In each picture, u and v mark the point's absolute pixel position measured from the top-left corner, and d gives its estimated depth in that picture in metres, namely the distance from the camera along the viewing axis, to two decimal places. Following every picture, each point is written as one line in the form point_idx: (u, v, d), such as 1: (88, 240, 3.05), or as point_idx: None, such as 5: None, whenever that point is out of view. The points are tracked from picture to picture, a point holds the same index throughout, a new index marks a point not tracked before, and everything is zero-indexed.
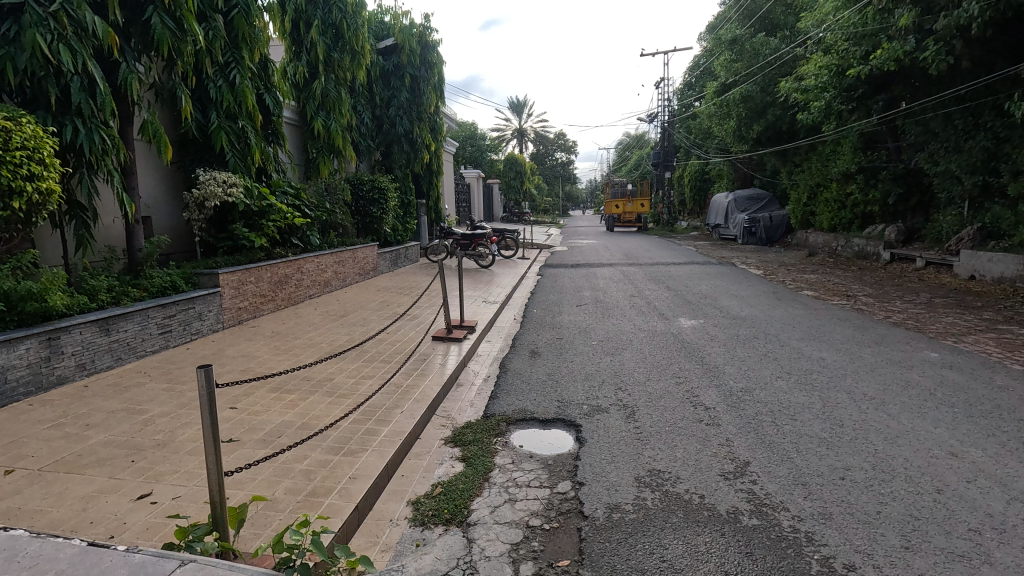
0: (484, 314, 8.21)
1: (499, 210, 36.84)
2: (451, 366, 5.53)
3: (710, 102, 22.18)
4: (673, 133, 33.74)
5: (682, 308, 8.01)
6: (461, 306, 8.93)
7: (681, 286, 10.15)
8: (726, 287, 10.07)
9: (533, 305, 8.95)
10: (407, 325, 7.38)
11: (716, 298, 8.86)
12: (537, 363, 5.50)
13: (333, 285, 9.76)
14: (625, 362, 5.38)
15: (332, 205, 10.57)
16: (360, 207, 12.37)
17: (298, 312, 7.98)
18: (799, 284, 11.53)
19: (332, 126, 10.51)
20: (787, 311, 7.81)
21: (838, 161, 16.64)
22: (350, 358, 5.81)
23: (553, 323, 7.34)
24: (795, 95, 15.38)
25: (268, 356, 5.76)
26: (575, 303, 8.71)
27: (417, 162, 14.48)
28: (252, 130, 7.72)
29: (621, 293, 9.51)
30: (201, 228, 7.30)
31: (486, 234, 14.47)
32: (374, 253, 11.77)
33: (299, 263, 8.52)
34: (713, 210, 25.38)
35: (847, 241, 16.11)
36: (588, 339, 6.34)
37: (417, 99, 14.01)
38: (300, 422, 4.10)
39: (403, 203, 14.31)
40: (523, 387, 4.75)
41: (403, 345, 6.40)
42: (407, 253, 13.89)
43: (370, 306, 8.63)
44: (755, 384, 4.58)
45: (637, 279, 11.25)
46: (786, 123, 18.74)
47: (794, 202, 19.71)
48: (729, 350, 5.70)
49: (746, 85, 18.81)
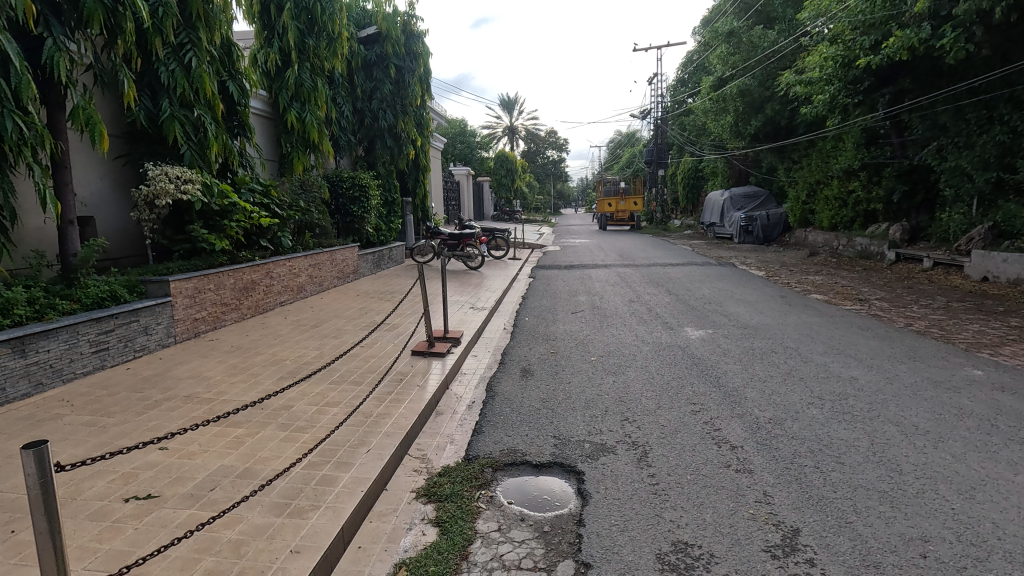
0: (471, 323, 7.49)
1: (490, 208, 36.10)
2: (430, 389, 4.81)
3: (706, 97, 21.58)
4: (667, 130, 33.17)
5: (687, 315, 7.34)
6: (445, 314, 8.21)
7: (683, 290, 9.49)
8: (731, 291, 9.40)
9: (525, 312, 8.25)
10: (385, 336, 6.66)
11: (722, 303, 8.19)
12: (529, 385, 4.80)
13: (308, 290, 9.00)
14: (629, 384, 4.69)
15: (307, 204, 9.81)
16: (340, 206, 11.61)
17: (265, 322, 7.22)
18: (805, 286, 10.93)
19: (307, 119, 9.74)
20: (801, 318, 7.16)
21: (839, 157, 16.09)
22: (316, 378, 5.08)
23: (546, 334, 6.64)
24: (797, 88, 14.77)
25: (220, 377, 5.02)
26: (570, 310, 8.02)
27: (401, 158, 13.74)
28: (212, 120, 6.96)
29: (619, 298, 8.82)
30: (152, 229, 6.53)
31: (475, 234, 13.65)
32: (354, 255, 11.03)
33: (268, 268, 7.76)
34: (709, 208, 24.81)
35: (849, 240, 15.55)
36: (585, 353, 5.65)
37: (402, 93, 13.25)
38: (242, 469, 3.37)
39: (386, 201, 13.56)
40: (513, 418, 4.05)
41: (377, 362, 5.67)
42: (391, 255, 13.16)
43: (346, 315, 7.88)
44: (784, 414, 3.92)
45: (635, 281, 10.59)
46: (785, 118, 18.17)
47: (792, 200, 19.15)
48: (746, 368, 5.04)
49: (744, 78, 18.22)
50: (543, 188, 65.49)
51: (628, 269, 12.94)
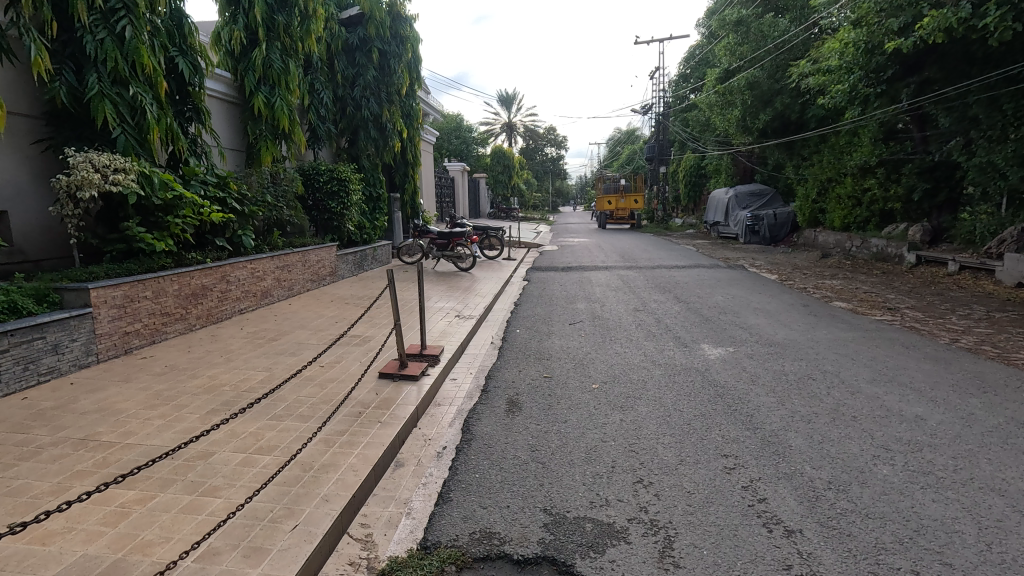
0: (453, 336, 6.55)
1: (486, 206, 35.10)
2: (391, 427, 3.88)
3: (710, 90, 20.66)
4: (669, 126, 32.21)
5: (702, 329, 6.42)
6: (426, 324, 7.26)
7: (692, 296, 8.57)
8: (745, 298, 8.47)
9: (516, 322, 7.32)
10: (352, 352, 5.73)
11: (740, 314, 7.26)
12: (514, 423, 3.86)
13: (273, 295, 8.06)
14: (640, 424, 3.75)
15: (275, 199, 8.86)
16: (317, 201, 10.67)
17: (217, 334, 6.27)
18: (824, 292, 10.02)
19: (276, 104, 8.77)
20: (833, 332, 6.23)
21: (853, 153, 15.18)
22: (254, 411, 4.15)
23: (538, 352, 5.71)
24: (812, 78, 13.86)
25: (135, 410, 4.08)
26: (567, 320, 7.08)
27: (387, 151, 12.82)
28: (152, 99, 6.00)
29: (621, 306, 7.90)
30: (77, 226, 5.56)
31: (466, 233, 12.67)
32: (332, 255, 10.10)
33: (223, 271, 6.83)
34: (712, 207, 23.93)
35: (864, 241, 14.66)
36: (585, 378, 4.70)
37: (386, 80, 12.31)
38: (109, 563, 2.43)
39: (370, 197, 12.62)
40: (491, 477, 3.11)
41: (335, 387, 4.73)
42: (374, 255, 12.25)
43: (313, 324, 6.95)
44: (847, 476, 2.98)
45: (639, 286, 9.67)
46: (796, 112, 17.24)
47: (801, 198, 18.26)
48: (781, 401, 4.10)
49: (753, 70, 17.29)
50: (542, 185, 64.49)
51: (630, 271, 12.03)
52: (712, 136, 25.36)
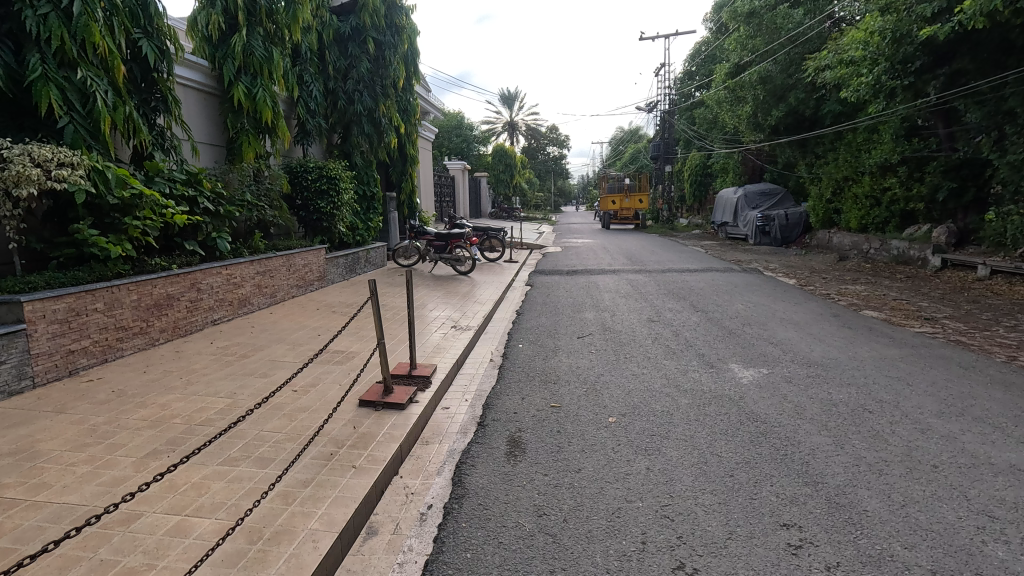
0: (448, 351, 5.85)
1: (488, 205, 34.40)
2: (366, 476, 3.18)
3: (720, 86, 19.93)
4: (674, 124, 31.42)
5: (729, 345, 5.71)
6: (419, 336, 6.56)
7: (710, 305, 7.87)
8: (769, 306, 7.76)
9: (518, 334, 6.61)
10: (331, 373, 5.04)
11: (768, 327, 6.54)
12: (516, 473, 3.17)
13: (252, 304, 7.38)
14: (672, 477, 3.04)
15: (257, 198, 8.18)
16: (305, 201, 9.98)
17: (182, 350, 5.59)
18: (849, 298, 9.31)
19: (258, 95, 8.05)
20: (876, 349, 5.51)
21: (872, 150, 14.47)
22: (203, 453, 3.45)
23: (544, 373, 5.00)
24: (831, 72, 13.16)
25: (59, 452, 3.39)
26: (575, 333, 6.38)
27: (381, 148, 12.13)
28: (107, 86, 5.31)
29: (634, 317, 7.19)
30: (19, 230, 4.89)
31: (465, 234, 11.96)
32: (321, 259, 9.43)
33: (193, 278, 6.16)
34: (720, 207, 23.24)
35: (883, 243, 13.94)
36: (601, 410, 4.00)
37: (381, 73, 11.60)
38: None
39: (364, 196, 11.93)
40: (487, 560, 2.42)
41: (306, 419, 4.03)
42: (368, 257, 11.59)
43: (293, 338, 6.25)
44: (955, 562, 2.27)
45: (650, 292, 8.98)
46: (811, 108, 16.52)
47: (815, 198, 17.54)
48: (839, 443, 3.39)
49: (766, 64, 16.59)
50: (544, 185, 63.77)
51: (639, 275, 11.33)
52: (720, 135, 24.66)
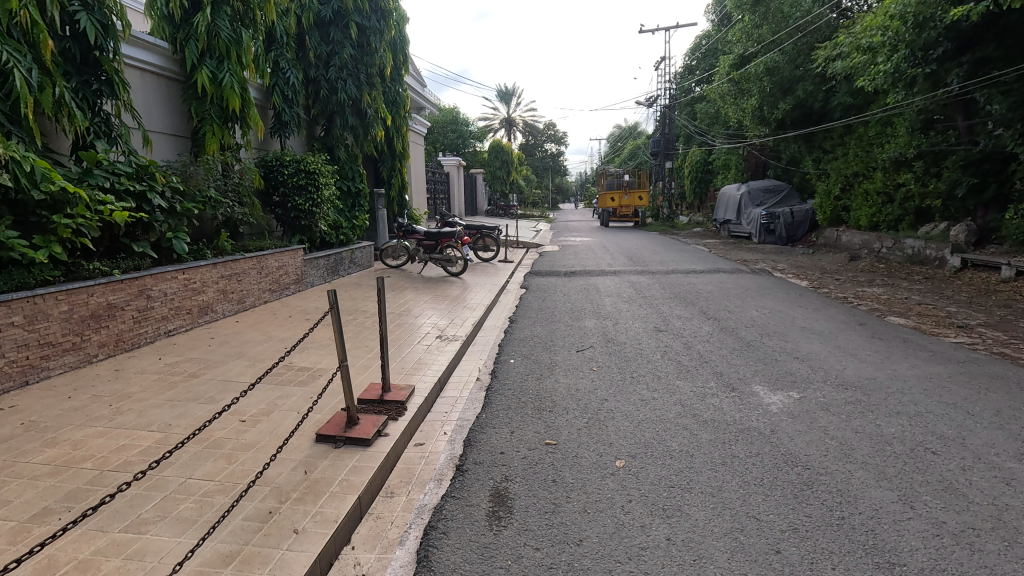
0: (429, 368, 5.15)
1: (484, 203, 33.70)
2: (307, 550, 2.47)
3: (723, 78, 19.21)
4: (674, 120, 30.68)
5: (750, 362, 5.00)
6: (398, 349, 5.84)
7: (721, 312, 7.17)
8: (787, 314, 7.06)
9: (510, 347, 5.90)
10: (289, 398, 4.31)
11: (789, 338, 5.84)
12: (499, 547, 2.46)
13: (215, 312, 6.65)
14: (701, 554, 2.34)
15: (223, 194, 7.45)
16: (282, 197, 9.25)
17: (124, 368, 4.87)
18: (869, 302, 8.64)
19: (224, 81, 7.33)
20: (917, 366, 4.82)
21: (886, 144, 13.81)
22: (104, 515, 2.73)
23: (537, 398, 4.28)
24: (844, 62, 12.56)
25: None
26: (573, 347, 5.66)
27: (367, 141, 11.44)
28: (31, 62, 4.59)
29: (638, 326, 6.50)
30: None
31: (456, 233, 11.23)
32: (298, 260, 8.72)
33: (141, 284, 5.44)
34: (722, 204, 22.56)
35: (897, 242, 13.26)
36: (606, 451, 3.28)
37: (365, 60, 10.86)
38: None
39: (348, 192, 11.24)
40: None
41: (247, 462, 3.30)
42: (352, 258, 10.89)
43: (255, 352, 5.53)
44: None
45: (655, 296, 8.30)
46: (819, 101, 15.87)
47: (821, 194, 16.72)
48: (907, 501, 2.70)
49: (772, 54, 15.96)
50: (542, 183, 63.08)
51: (641, 277, 10.64)
52: (723, 130, 23.96)
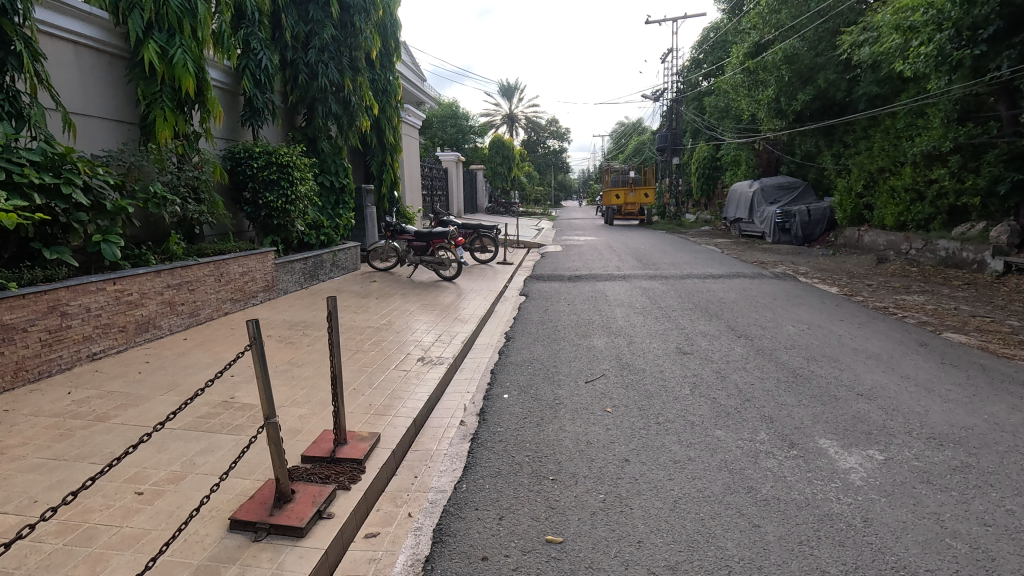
0: (402, 406, 4.15)
1: (485, 200, 32.61)
2: None
3: (735, 68, 18.15)
4: (682, 114, 29.63)
5: (806, 402, 3.98)
6: (369, 377, 4.83)
7: (752, 328, 6.16)
8: (830, 331, 6.03)
9: (505, 374, 4.89)
10: (212, 455, 3.33)
11: (843, 365, 4.82)
12: None
13: (158, 328, 5.65)
14: None
15: (175, 189, 6.44)
16: (252, 194, 8.24)
17: (14, 408, 3.85)
18: (913, 313, 7.63)
19: (175, 58, 6.28)
20: (1019, 408, 3.81)
21: (917, 138, 12.76)
22: None
23: (537, 455, 3.28)
24: (875, 47, 11.77)
25: None
26: (581, 376, 4.65)
27: (352, 131, 10.45)
28: None
29: (657, 346, 5.50)
30: None
31: (450, 234, 10.08)
32: (268, 265, 7.72)
33: (52, 299, 4.45)
34: (733, 201, 21.52)
35: (928, 243, 12.20)
36: (633, 561, 2.29)
37: (349, 41, 9.82)
38: None
39: (331, 187, 10.28)
40: None
41: (118, 571, 2.31)
42: (334, 261, 9.88)
43: (191, 383, 4.52)
44: None
45: (673, 307, 7.28)
46: (842, 91, 14.93)
47: (841, 192, 15.72)
48: None
49: (792, 41, 14.89)
50: (543, 179, 61.99)
51: (653, 282, 9.61)
52: (734, 124, 22.92)
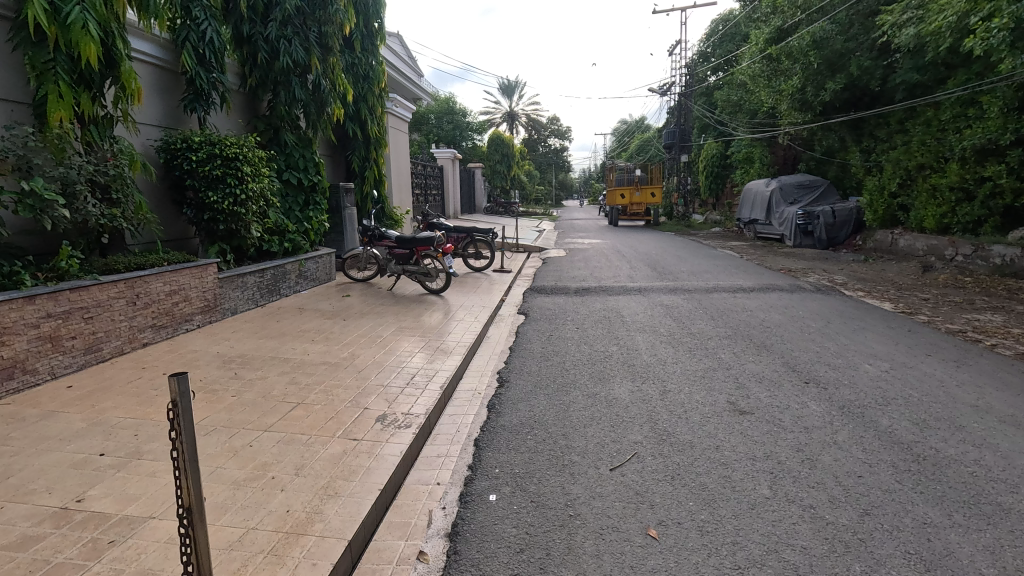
0: (334, 520, 2.72)
1: (484, 199, 31.12)
2: None
3: (753, 57, 16.80)
4: (691, 110, 28.22)
5: (959, 519, 2.54)
6: (299, 455, 3.38)
7: (819, 369, 4.72)
8: (923, 374, 4.57)
9: (494, 448, 3.47)
10: None
11: (976, 438, 3.37)
12: None
13: (30, 374, 4.22)
14: None
15: (71, 187, 4.97)
16: (193, 194, 6.79)
17: None
18: (1002, 340, 6.19)
19: (70, 15, 4.79)
20: None
21: (968, 129, 11.35)
22: None
23: None
24: (923, 25, 10.45)
25: None
26: (601, 458, 3.22)
27: (323, 121, 9.05)
28: None
29: (702, 401, 4.07)
30: None
31: (436, 239, 8.72)
32: (209, 280, 6.28)
33: None
34: (747, 202, 20.09)
35: (979, 248, 10.75)
36: None
37: (318, 14, 8.36)
38: None
39: (298, 185, 8.90)
40: None
41: None
42: (301, 271, 8.43)
43: (33, 471, 3.08)
44: None
45: (707, 336, 5.85)
46: (877, 79, 13.60)
47: (871, 191, 14.17)
48: None
49: (822, 24, 13.54)
50: (544, 178, 60.54)
51: (674, 297, 8.19)
52: (748, 119, 21.51)
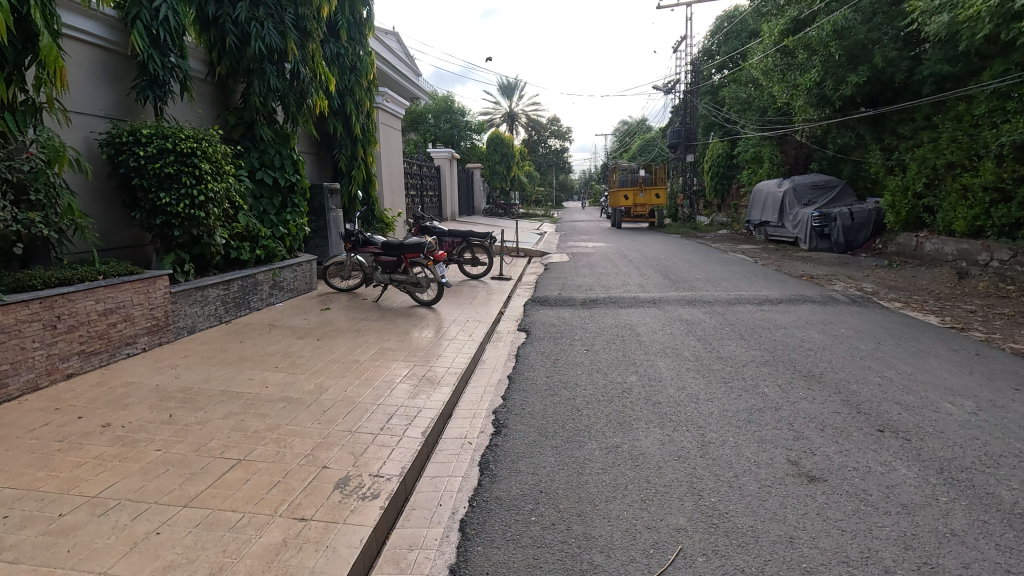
0: None
1: (483, 200, 30.22)
2: None
3: (766, 50, 15.90)
4: (697, 108, 27.36)
5: None
6: (219, 550, 2.47)
7: (891, 412, 3.80)
8: (1023, 419, 3.66)
9: (487, 539, 2.56)
10: None
11: None
12: None
13: None
14: None
15: None
16: (144, 195, 5.88)
17: None
18: None
19: None
20: None
21: (1007, 123, 10.46)
22: None
23: None
24: (960, 11, 9.60)
25: None
26: (634, 563, 2.32)
27: (304, 114, 8.15)
28: None
29: (757, 461, 3.14)
30: None
31: (427, 245, 7.81)
32: (158, 295, 5.37)
33: None
34: (758, 203, 19.20)
35: (1019, 253, 9.83)
36: None
37: None
38: None
39: (274, 184, 7.99)
40: None
41: None
42: (275, 281, 7.52)
43: None
44: None
45: (742, 362, 4.93)
46: (902, 72, 12.73)
47: (893, 192, 13.21)
48: None
49: (844, 12, 12.64)
50: (543, 179, 59.60)
51: (694, 310, 7.29)
52: (757, 117, 20.58)
